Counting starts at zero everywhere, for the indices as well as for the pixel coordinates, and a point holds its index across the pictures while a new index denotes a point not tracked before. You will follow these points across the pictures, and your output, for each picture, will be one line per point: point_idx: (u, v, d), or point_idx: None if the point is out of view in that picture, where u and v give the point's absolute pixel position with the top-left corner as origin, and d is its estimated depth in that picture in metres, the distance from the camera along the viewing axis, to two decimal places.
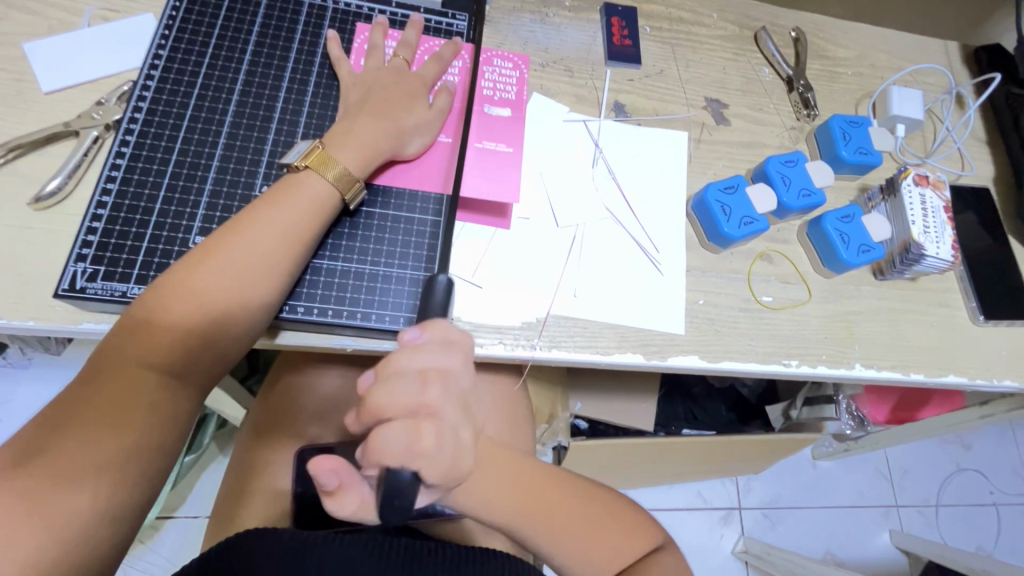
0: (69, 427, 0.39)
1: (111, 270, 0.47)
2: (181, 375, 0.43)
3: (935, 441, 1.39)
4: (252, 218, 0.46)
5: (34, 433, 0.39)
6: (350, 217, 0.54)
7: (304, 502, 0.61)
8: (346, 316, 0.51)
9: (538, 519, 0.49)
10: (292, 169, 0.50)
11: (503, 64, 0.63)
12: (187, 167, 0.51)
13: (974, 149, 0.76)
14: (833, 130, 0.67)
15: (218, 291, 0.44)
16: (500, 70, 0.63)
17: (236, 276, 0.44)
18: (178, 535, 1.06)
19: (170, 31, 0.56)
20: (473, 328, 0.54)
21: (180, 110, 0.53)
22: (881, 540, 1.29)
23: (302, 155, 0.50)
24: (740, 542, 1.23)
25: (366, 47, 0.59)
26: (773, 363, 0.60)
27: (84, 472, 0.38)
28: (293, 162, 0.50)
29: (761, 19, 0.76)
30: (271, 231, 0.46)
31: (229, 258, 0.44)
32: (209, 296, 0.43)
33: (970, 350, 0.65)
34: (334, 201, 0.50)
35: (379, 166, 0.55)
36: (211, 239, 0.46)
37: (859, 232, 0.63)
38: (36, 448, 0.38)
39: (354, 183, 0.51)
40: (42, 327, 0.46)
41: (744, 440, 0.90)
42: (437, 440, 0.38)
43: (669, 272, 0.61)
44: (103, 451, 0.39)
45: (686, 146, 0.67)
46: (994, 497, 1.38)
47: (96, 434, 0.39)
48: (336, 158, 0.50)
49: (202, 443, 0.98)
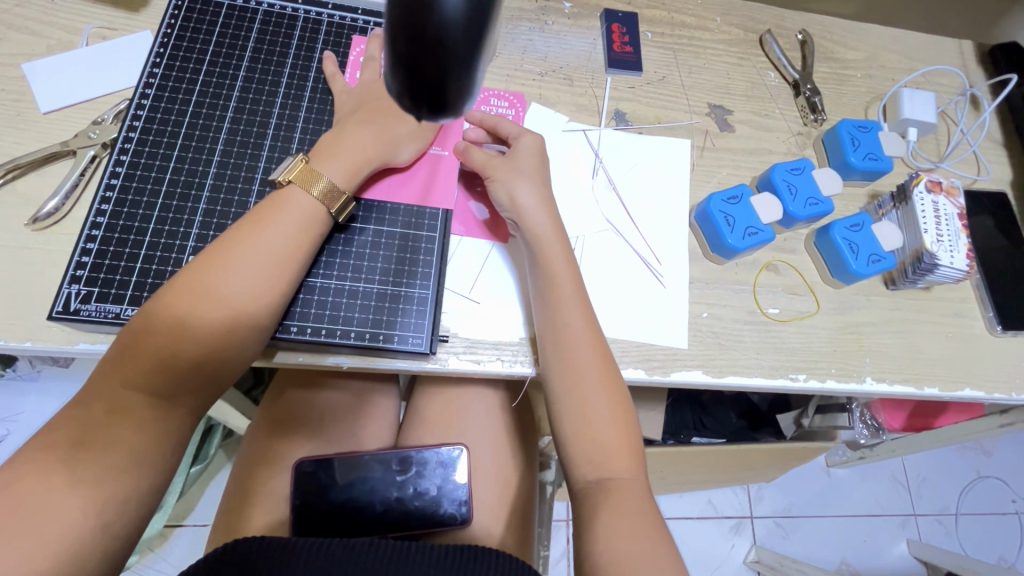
0: (65, 452, 0.39)
1: (106, 291, 0.47)
2: (171, 396, 0.43)
3: (954, 448, 1.35)
4: (238, 237, 0.46)
5: (28, 454, 0.39)
6: (343, 232, 0.54)
7: (302, 515, 0.60)
8: (340, 335, 0.51)
9: (588, 434, 0.48)
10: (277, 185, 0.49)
11: (500, 103, 0.63)
12: (181, 186, 0.51)
13: (991, 151, 0.73)
14: (841, 136, 0.65)
15: (206, 314, 0.43)
16: (496, 111, 0.63)
17: (223, 297, 0.44)
18: (187, 544, 1.07)
19: (165, 49, 0.56)
20: (471, 344, 0.53)
21: (175, 128, 0.53)
22: (898, 550, 1.26)
23: (285, 171, 0.50)
24: (752, 552, 1.20)
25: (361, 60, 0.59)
26: (781, 378, 0.58)
27: (77, 493, 0.38)
28: (277, 177, 0.49)
29: (766, 22, 0.74)
30: (260, 251, 0.46)
31: (216, 278, 0.44)
32: (197, 317, 0.43)
33: (987, 362, 0.62)
34: (322, 216, 0.50)
35: (366, 177, 0.54)
36: (199, 259, 0.45)
37: (869, 243, 0.61)
38: (27, 470, 0.38)
39: (342, 196, 0.50)
40: (40, 348, 0.46)
41: (756, 449, 0.87)
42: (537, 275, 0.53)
43: (671, 286, 0.60)
44: (96, 474, 0.39)
45: (688, 154, 0.65)
46: (1017, 506, 1.34)
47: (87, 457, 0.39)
48: (321, 171, 0.50)
49: (209, 453, 0.99)
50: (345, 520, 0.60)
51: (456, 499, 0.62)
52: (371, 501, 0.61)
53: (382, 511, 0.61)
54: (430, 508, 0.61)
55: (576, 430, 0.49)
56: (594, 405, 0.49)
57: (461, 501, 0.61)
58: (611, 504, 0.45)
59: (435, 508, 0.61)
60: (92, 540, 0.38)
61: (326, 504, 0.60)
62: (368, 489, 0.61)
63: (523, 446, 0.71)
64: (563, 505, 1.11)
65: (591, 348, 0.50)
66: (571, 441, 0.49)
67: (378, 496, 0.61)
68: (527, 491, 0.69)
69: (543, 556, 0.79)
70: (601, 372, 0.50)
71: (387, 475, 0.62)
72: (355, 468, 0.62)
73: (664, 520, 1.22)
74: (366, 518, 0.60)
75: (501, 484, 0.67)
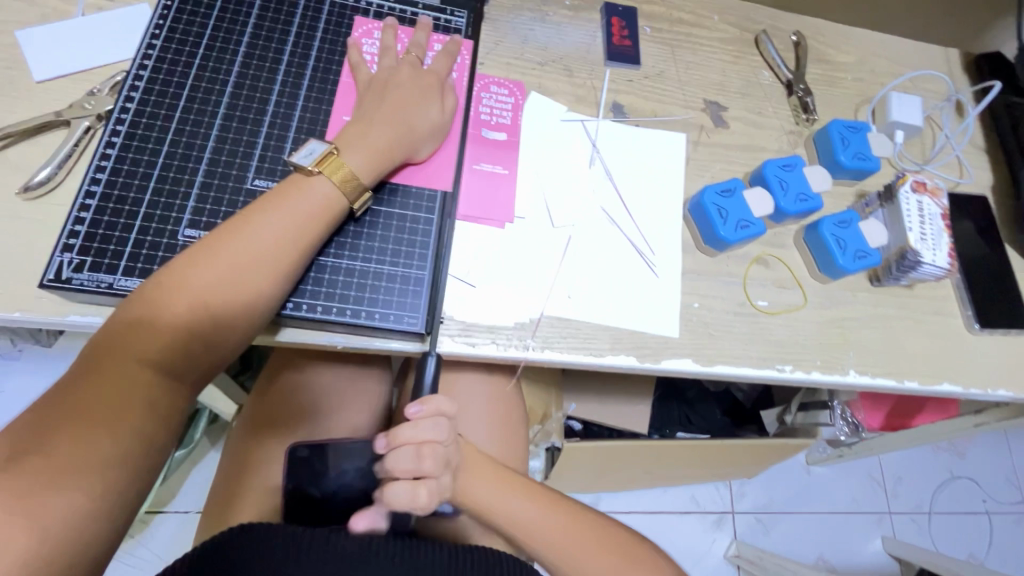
0: (56, 431, 0.38)
1: (98, 260, 0.46)
2: (178, 373, 0.43)
3: (930, 449, 1.39)
4: (256, 218, 0.46)
5: (17, 429, 0.38)
6: (355, 221, 0.54)
7: (296, 498, 0.60)
8: (336, 313, 0.51)
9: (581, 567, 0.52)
10: (302, 172, 0.50)
11: (499, 91, 0.63)
12: (178, 160, 0.51)
13: (972, 156, 0.76)
14: (831, 135, 0.67)
15: (220, 295, 0.44)
16: (496, 98, 0.62)
17: (241, 278, 0.44)
18: (168, 530, 1.05)
19: (165, 22, 0.55)
20: (465, 327, 0.54)
21: (174, 101, 0.53)
22: (873, 546, 1.29)
23: (316, 160, 0.50)
24: (733, 546, 1.23)
25: (378, 48, 0.59)
26: (768, 368, 0.59)
27: (67, 469, 0.37)
28: (305, 166, 0.49)
29: (762, 23, 0.76)
30: (282, 234, 0.46)
31: (233, 253, 0.45)
32: (216, 291, 0.44)
33: (964, 358, 0.65)
34: (340, 206, 0.50)
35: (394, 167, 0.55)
36: (218, 235, 0.46)
37: (855, 239, 0.63)
38: (15, 446, 0.37)
39: (361, 190, 0.51)
40: (28, 319, 0.46)
41: (740, 444, 0.89)
42: (430, 496, 0.47)
43: (664, 274, 0.61)
44: (93, 451, 0.38)
45: (683, 148, 0.67)
46: (987, 506, 1.38)
47: (77, 427, 0.38)
48: (344, 160, 0.50)
49: (193, 438, 0.98)
50: (339, 506, 0.59)
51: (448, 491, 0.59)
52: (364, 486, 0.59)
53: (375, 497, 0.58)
54: None
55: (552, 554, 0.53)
56: (582, 553, 0.53)
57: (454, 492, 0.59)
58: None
59: None
60: (74, 522, 0.37)
61: (320, 490, 0.60)
62: (359, 473, 0.60)
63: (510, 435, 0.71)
64: None
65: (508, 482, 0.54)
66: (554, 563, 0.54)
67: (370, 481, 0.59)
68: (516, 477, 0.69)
69: None
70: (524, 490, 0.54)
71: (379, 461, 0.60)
72: (347, 452, 0.62)
73: (649, 514, 1.23)
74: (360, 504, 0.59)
75: None
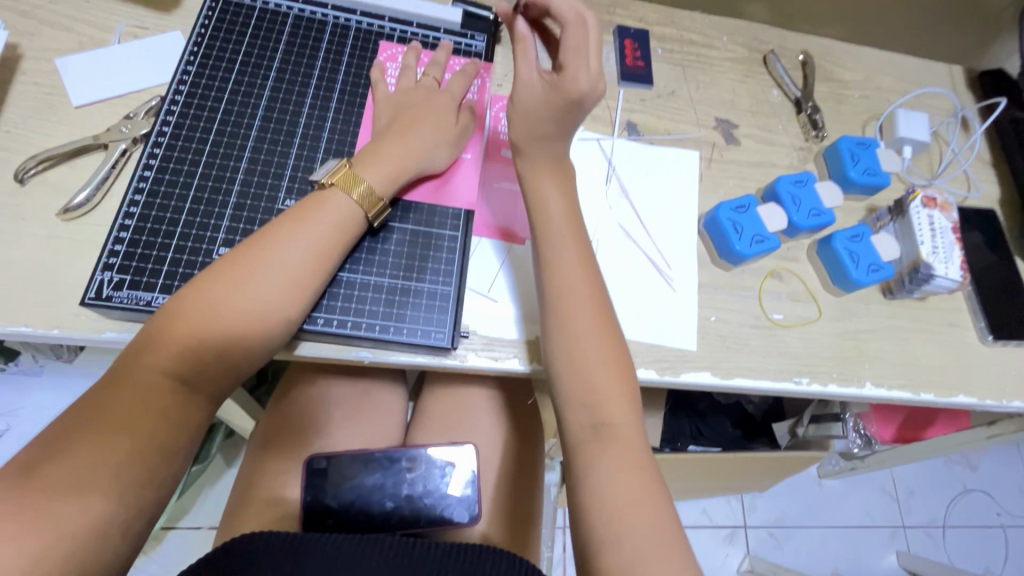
0: (79, 440, 0.39)
1: (137, 279, 0.48)
2: (194, 382, 0.44)
3: (942, 461, 1.39)
4: (277, 234, 0.48)
5: (45, 439, 0.39)
6: (373, 235, 0.55)
7: (315, 510, 0.61)
8: (365, 328, 0.52)
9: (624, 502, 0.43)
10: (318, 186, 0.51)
11: None
12: (213, 180, 0.52)
13: (980, 170, 0.77)
14: (842, 151, 0.68)
15: (242, 309, 0.45)
16: None
17: (264, 292, 0.46)
18: (180, 546, 1.05)
19: (199, 48, 0.57)
20: (489, 341, 0.55)
21: (208, 124, 0.54)
22: (888, 561, 1.28)
23: (329, 173, 0.52)
24: (746, 561, 1.22)
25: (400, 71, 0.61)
26: (784, 381, 0.60)
27: (91, 480, 0.38)
28: (321, 179, 0.51)
29: (770, 43, 0.78)
30: (294, 247, 0.47)
31: (255, 267, 0.46)
32: (228, 304, 0.45)
33: (979, 369, 0.65)
34: (358, 218, 0.51)
35: (410, 182, 0.56)
36: (235, 252, 0.47)
37: (868, 253, 0.64)
38: (42, 455, 0.38)
39: (379, 202, 0.52)
40: (67, 336, 0.47)
41: (754, 458, 0.89)
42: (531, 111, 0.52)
43: (681, 288, 0.62)
44: (108, 461, 0.39)
45: (696, 165, 0.68)
46: (1002, 519, 1.37)
47: (103, 436, 0.39)
48: (361, 176, 0.52)
49: (209, 453, 0.98)
50: (358, 515, 0.61)
51: (465, 500, 0.62)
52: (382, 499, 0.61)
53: (393, 509, 0.61)
54: (439, 508, 0.62)
55: (598, 499, 0.43)
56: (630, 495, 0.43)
57: (470, 502, 0.62)
58: (640, 537, 0.41)
59: (442, 510, 0.62)
60: (108, 532, 0.38)
61: (337, 501, 0.61)
62: (378, 487, 0.62)
63: (526, 448, 0.71)
64: (560, 513, 1.12)
65: (613, 368, 0.48)
66: (605, 527, 0.42)
67: (389, 493, 0.62)
68: (535, 495, 0.70)
69: (546, 559, 0.80)
70: (622, 384, 0.47)
71: (398, 473, 0.63)
72: (365, 467, 0.62)
73: None
74: (378, 517, 0.61)
75: (509, 484, 0.67)
